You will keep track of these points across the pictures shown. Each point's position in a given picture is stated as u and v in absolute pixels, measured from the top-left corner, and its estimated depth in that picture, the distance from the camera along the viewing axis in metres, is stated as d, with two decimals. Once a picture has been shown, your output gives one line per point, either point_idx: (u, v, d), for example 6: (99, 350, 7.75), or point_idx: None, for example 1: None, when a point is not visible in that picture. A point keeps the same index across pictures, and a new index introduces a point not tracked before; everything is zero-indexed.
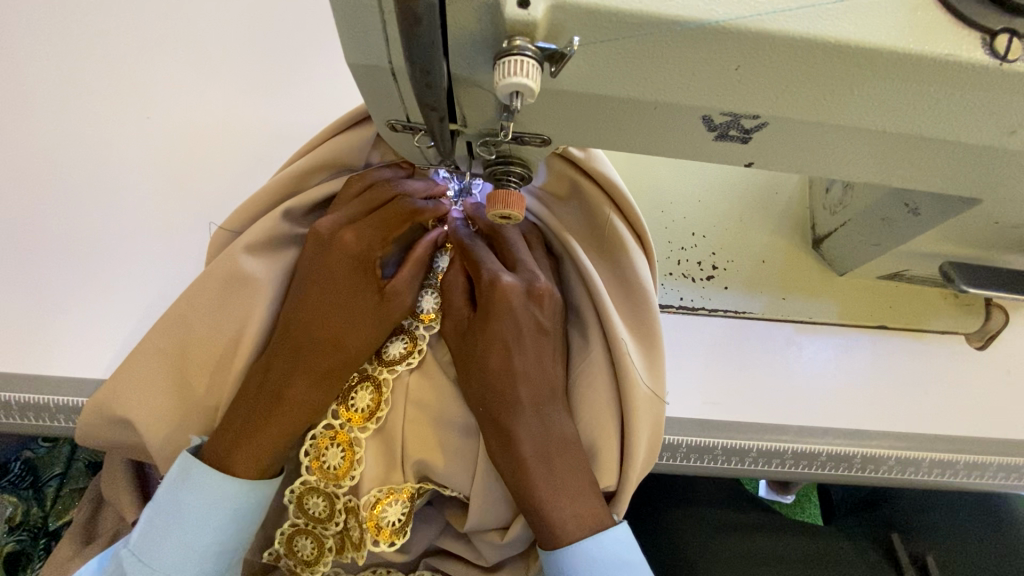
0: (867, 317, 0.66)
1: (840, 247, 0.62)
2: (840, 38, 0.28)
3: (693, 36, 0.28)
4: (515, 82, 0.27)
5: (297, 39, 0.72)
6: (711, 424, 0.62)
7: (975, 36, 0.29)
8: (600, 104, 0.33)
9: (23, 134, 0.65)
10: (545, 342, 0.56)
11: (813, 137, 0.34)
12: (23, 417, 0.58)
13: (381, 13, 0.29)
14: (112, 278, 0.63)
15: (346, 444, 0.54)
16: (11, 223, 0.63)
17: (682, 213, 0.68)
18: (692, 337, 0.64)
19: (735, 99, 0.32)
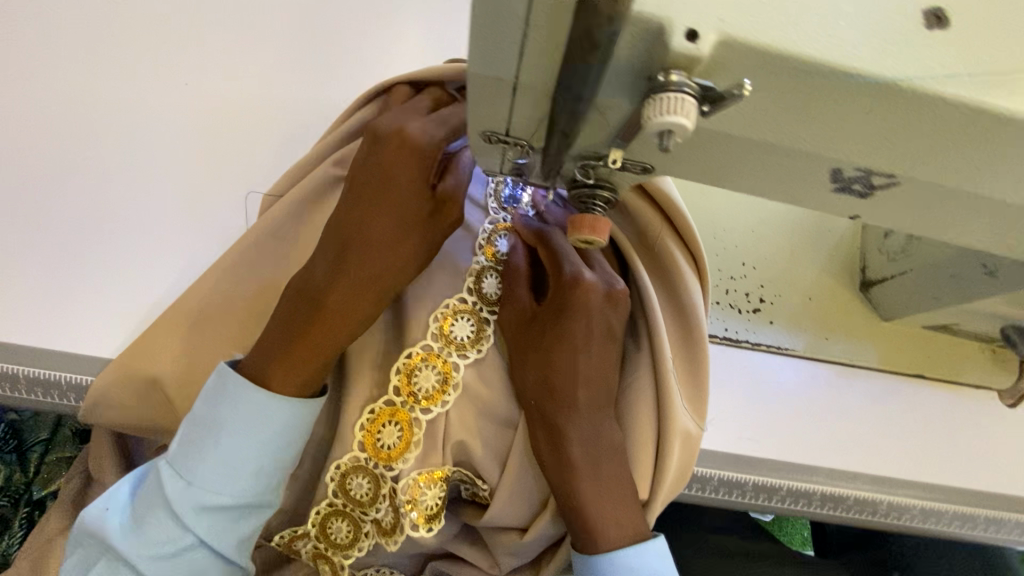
0: (905, 365, 0.66)
1: (891, 294, 0.62)
2: (1013, 111, 0.26)
3: (861, 90, 0.26)
4: (670, 121, 0.25)
5: (348, 22, 0.70)
6: (744, 459, 0.61)
7: None
8: (732, 142, 0.31)
9: (47, 85, 0.61)
10: (611, 351, 0.53)
11: (937, 201, 0.33)
12: (30, 392, 0.55)
13: (525, 26, 0.26)
14: (134, 249, 0.59)
15: (405, 425, 0.53)
16: (28, 179, 0.58)
17: (734, 242, 0.66)
18: (733, 369, 0.63)
19: (877, 157, 0.30)
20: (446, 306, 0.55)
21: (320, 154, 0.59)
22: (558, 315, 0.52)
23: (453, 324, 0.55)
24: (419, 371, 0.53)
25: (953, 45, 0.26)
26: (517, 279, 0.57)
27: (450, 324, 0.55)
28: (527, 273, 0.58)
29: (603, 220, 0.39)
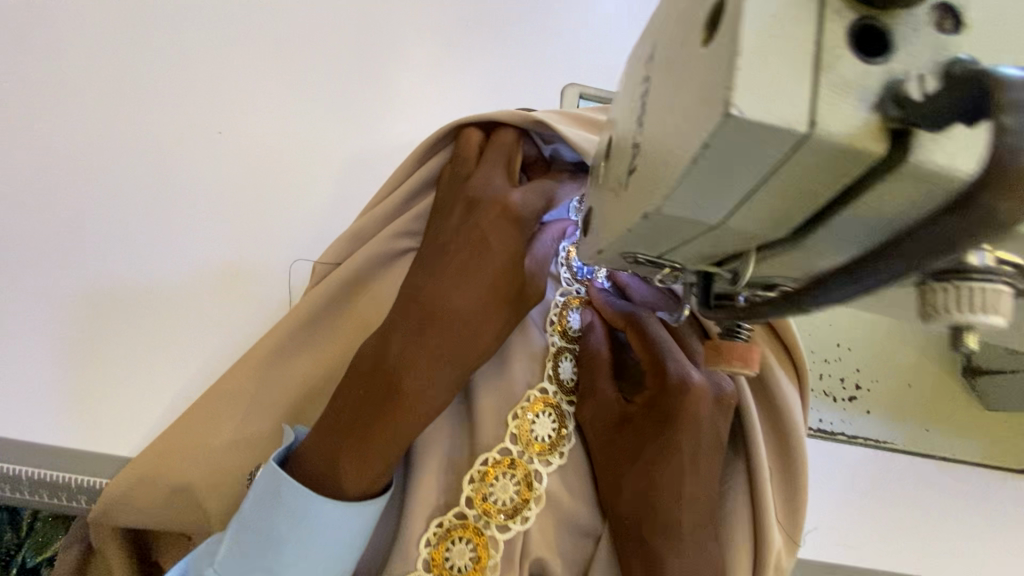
0: (1013, 461, 0.60)
1: (1003, 388, 0.56)
2: None
3: None
4: (989, 322, 0.20)
5: (400, 67, 0.64)
6: (842, 570, 0.55)
7: None
8: None
9: (68, 137, 0.55)
10: (715, 465, 0.46)
11: None
12: (38, 495, 0.48)
13: (779, 163, 0.18)
14: (164, 325, 0.54)
15: (479, 544, 0.45)
16: (48, 245, 0.53)
17: (827, 320, 0.60)
18: (827, 465, 0.57)
19: None
20: (524, 401, 0.48)
21: (375, 221, 0.52)
22: (660, 423, 0.46)
23: (532, 421, 0.48)
24: (495, 479, 0.46)
25: None
26: (597, 370, 0.50)
27: (530, 422, 0.48)
28: (609, 362, 0.50)
29: (755, 346, 0.33)
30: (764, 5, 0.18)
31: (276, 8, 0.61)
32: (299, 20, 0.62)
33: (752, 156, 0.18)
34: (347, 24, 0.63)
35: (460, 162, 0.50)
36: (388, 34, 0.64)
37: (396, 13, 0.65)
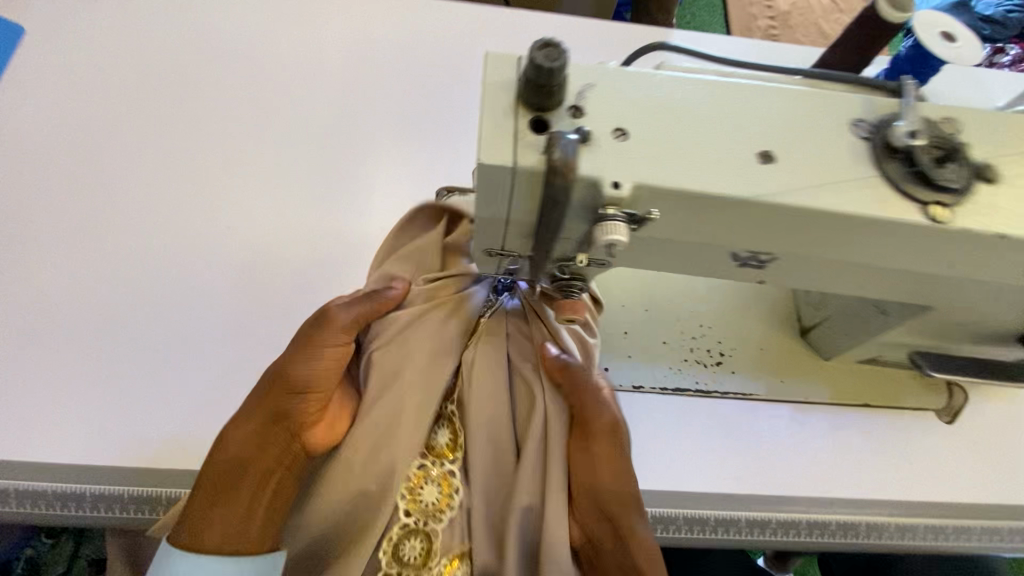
0: (854, 396, 0.78)
1: (827, 337, 0.75)
2: None
3: (962, 235, 0.42)
4: (610, 238, 0.39)
5: (352, 152, 0.84)
6: (737, 499, 0.70)
7: (950, 201, 0.42)
8: (840, 265, 0.46)
9: (113, 238, 0.75)
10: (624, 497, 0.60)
11: (972, 287, 0.48)
12: (94, 508, 0.63)
13: (509, 183, 0.39)
14: (170, 377, 0.68)
15: (442, 481, 0.59)
16: (93, 317, 0.70)
17: (689, 308, 0.79)
18: (710, 417, 0.74)
19: (977, 255, 0.44)
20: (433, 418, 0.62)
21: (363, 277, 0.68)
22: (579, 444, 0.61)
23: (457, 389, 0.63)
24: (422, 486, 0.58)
25: (988, 194, 0.43)
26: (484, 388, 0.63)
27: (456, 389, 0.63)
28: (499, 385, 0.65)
29: (581, 303, 0.53)
30: (489, 110, 0.39)
31: (260, 130, 0.84)
32: (276, 132, 0.84)
33: (495, 179, 0.39)
34: (314, 131, 0.85)
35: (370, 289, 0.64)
36: (344, 130, 0.85)
37: (350, 117, 0.86)
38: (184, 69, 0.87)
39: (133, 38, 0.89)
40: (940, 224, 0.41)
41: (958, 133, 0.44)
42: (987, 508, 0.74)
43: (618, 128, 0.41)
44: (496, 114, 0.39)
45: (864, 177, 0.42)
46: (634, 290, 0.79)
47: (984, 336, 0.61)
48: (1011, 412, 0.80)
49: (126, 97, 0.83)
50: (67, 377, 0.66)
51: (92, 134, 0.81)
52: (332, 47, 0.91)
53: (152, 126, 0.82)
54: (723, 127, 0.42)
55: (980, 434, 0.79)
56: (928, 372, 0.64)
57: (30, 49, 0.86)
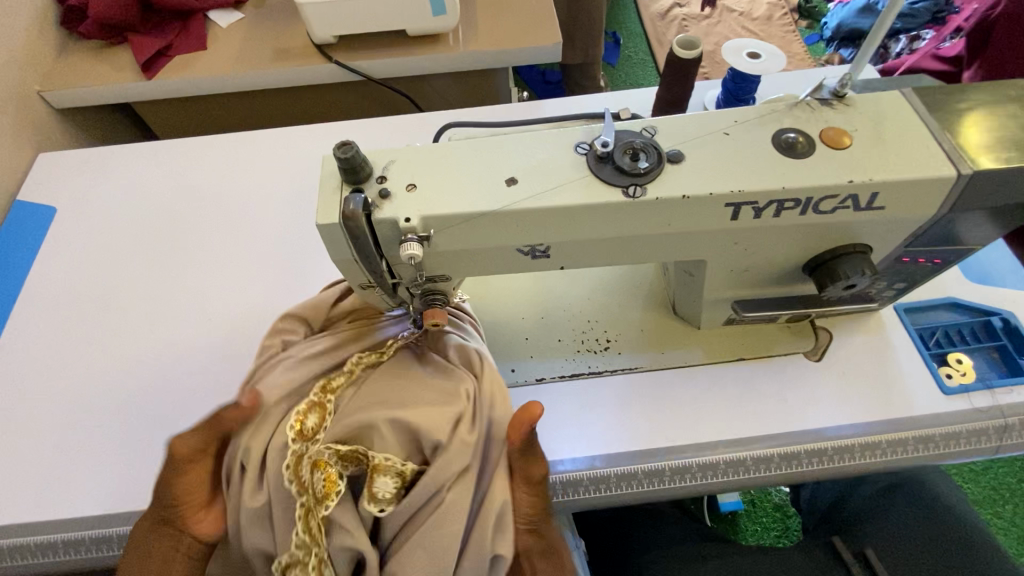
0: (729, 353, 0.91)
1: (686, 309, 0.90)
2: (726, 181, 0.60)
3: (654, 203, 0.60)
4: (409, 253, 0.58)
5: (302, 243, 1.07)
6: (630, 455, 0.83)
7: (645, 181, 0.60)
8: (592, 243, 0.65)
9: (122, 340, 0.98)
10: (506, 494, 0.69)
11: (701, 238, 0.65)
12: (89, 550, 0.80)
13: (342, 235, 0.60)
14: (162, 436, 0.88)
15: (332, 460, 0.62)
16: (109, 400, 0.92)
17: (578, 309, 0.95)
18: (603, 392, 0.89)
19: (680, 213, 0.61)
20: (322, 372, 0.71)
21: None
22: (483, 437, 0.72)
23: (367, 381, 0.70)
24: (305, 414, 0.66)
25: (676, 169, 0.61)
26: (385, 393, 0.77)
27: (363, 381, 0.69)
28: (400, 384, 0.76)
29: (439, 310, 0.68)
30: (324, 191, 0.61)
31: (231, 240, 1.09)
32: (242, 240, 1.08)
33: (333, 233, 0.60)
34: (270, 233, 1.09)
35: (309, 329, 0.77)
36: (294, 228, 1.09)
37: (297, 218, 1.11)
38: (172, 208, 1.15)
39: (135, 193, 1.18)
40: (636, 198, 0.59)
41: (651, 135, 0.63)
42: (861, 427, 0.84)
43: (410, 185, 0.61)
44: (328, 193, 0.61)
45: (579, 179, 0.61)
46: (530, 303, 0.97)
47: (777, 276, 0.76)
48: (874, 342, 0.92)
49: (133, 237, 1.11)
50: (88, 448, 0.87)
51: (107, 266, 1.08)
52: (283, 169, 1.18)
53: (153, 254, 1.09)
54: (482, 168, 0.62)
55: (850, 365, 0.90)
56: (744, 316, 0.80)
57: (62, 216, 1.16)
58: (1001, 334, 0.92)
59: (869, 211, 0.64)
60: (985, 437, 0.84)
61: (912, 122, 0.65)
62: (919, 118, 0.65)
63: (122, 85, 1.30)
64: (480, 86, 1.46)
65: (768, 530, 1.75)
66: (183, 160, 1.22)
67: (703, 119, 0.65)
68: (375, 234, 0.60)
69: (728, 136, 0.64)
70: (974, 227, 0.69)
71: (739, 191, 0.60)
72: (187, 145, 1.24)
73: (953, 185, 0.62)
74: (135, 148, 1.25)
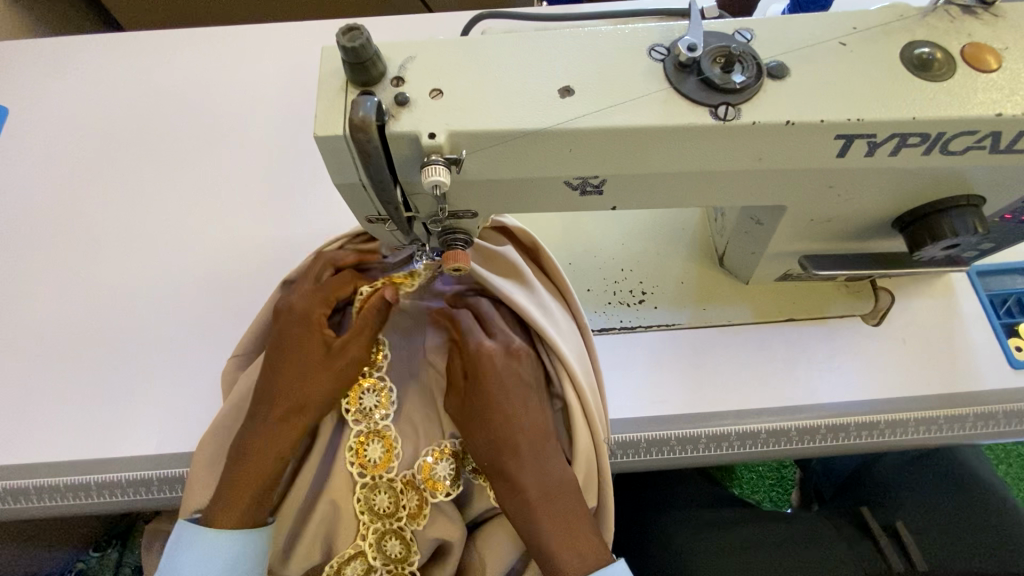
0: (778, 313, 0.81)
1: (735, 262, 0.78)
2: (844, 106, 0.47)
3: (749, 130, 0.47)
4: (433, 180, 0.46)
5: (294, 164, 0.93)
6: (663, 420, 0.75)
7: (740, 102, 0.47)
8: (659, 178, 0.52)
9: (90, 268, 0.86)
10: (535, 463, 0.61)
11: (793, 179, 0.53)
12: (64, 498, 0.72)
13: (349, 152, 0.47)
14: (141, 378, 0.78)
15: (382, 438, 0.65)
16: (78, 335, 0.81)
17: (610, 256, 0.84)
18: (635, 350, 0.79)
19: (777, 146, 0.48)
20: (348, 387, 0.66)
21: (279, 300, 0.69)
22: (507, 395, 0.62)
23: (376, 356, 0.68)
24: (368, 446, 0.65)
25: (781, 88, 0.47)
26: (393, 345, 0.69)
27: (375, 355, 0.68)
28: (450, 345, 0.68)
29: (465, 253, 0.57)
30: (325, 95, 0.47)
31: (211, 156, 0.94)
32: (224, 157, 0.94)
33: (339, 150, 0.47)
34: (257, 151, 0.94)
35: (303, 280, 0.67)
36: (284, 146, 0.94)
37: (287, 133, 0.95)
38: (144, 116, 0.98)
39: (99, 96, 1.01)
40: (728, 123, 0.46)
41: (746, 41, 0.49)
42: (919, 401, 0.76)
43: (436, 91, 0.47)
44: (330, 97, 0.47)
45: (655, 94, 0.47)
46: (557, 247, 0.85)
47: (858, 229, 0.65)
48: (940, 307, 0.82)
49: (97, 148, 0.96)
50: (58, 388, 0.78)
51: (68, 181, 0.93)
52: (270, 74, 1.01)
53: (120, 168, 0.94)
54: (530, 73, 0.48)
55: (911, 331, 0.80)
56: (812, 273, 0.69)
57: (12, 118, 1.00)
58: None
59: (1004, 154, 0.52)
60: None
61: None
62: None
63: None
64: None
65: (764, 479, 1.75)
66: (154, 59, 1.03)
67: (812, 22, 0.51)
68: (390, 154, 0.47)
69: (845, 47, 0.50)
70: None
71: (858, 119, 0.47)
72: (157, 40, 1.05)
73: None
74: (96, 41, 1.06)
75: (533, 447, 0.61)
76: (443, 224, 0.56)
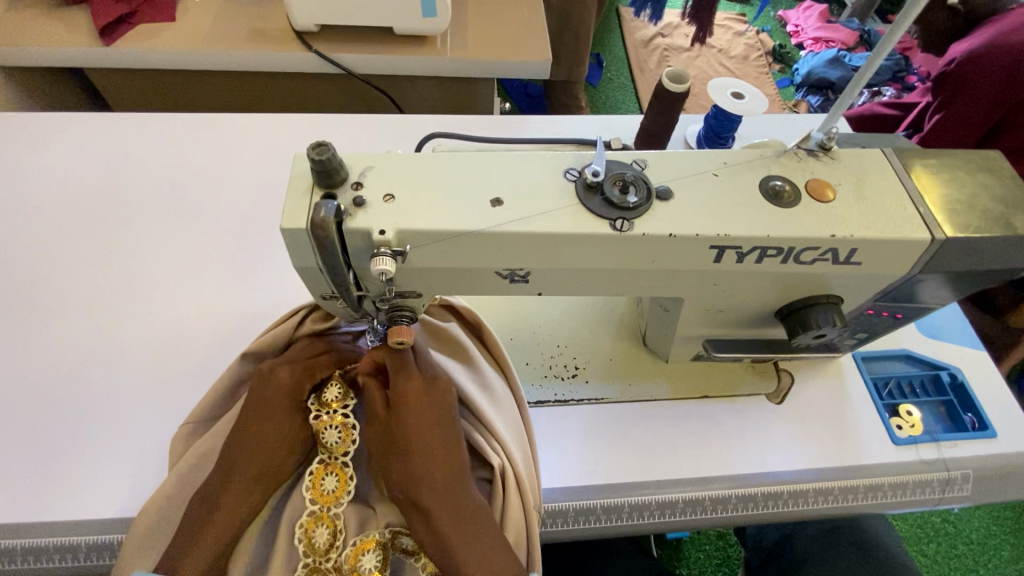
0: (694, 390, 0.90)
1: (656, 343, 0.89)
2: (714, 223, 0.59)
3: (641, 239, 0.58)
4: (380, 269, 0.54)
5: (262, 240, 1.01)
6: (590, 489, 0.81)
7: (634, 217, 0.58)
8: (574, 272, 0.62)
9: (46, 330, 0.89)
10: (452, 494, 0.63)
11: (683, 277, 0.64)
12: None
13: (310, 242, 0.55)
14: (84, 440, 0.79)
15: (330, 523, 0.65)
16: (24, 396, 0.82)
17: (547, 333, 0.93)
18: (568, 422, 0.86)
19: (667, 251, 0.60)
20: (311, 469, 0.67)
21: (238, 365, 0.74)
22: (425, 427, 0.64)
23: (325, 432, 0.67)
24: (323, 478, 0.67)
25: (666, 208, 0.60)
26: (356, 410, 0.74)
27: (322, 430, 0.67)
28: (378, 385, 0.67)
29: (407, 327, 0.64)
30: (293, 195, 0.56)
31: (182, 229, 1.01)
32: (196, 231, 1.01)
33: (301, 241, 0.55)
34: (229, 227, 1.02)
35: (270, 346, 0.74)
36: (253, 224, 1.03)
37: (258, 213, 1.04)
38: (122, 190, 1.05)
39: (80, 169, 1.08)
40: (625, 233, 0.58)
41: (641, 169, 0.62)
42: (815, 474, 0.85)
43: (387, 195, 0.57)
44: (297, 197, 0.56)
45: (567, 207, 0.58)
46: (500, 324, 0.94)
47: (750, 319, 0.76)
48: (832, 388, 0.94)
49: (71, 217, 1.01)
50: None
51: (36, 246, 0.98)
52: (247, 159, 1.11)
53: (92, 236, 0.99)
54: (466, 186, 0.59)
55: (809, 409, 0.91)
56: (715, 355, 0.79)
57: None
58: (948, 389, 0.95)
59: (845, 265, 0.65)
60: (927, 488, 0.87)
61: (891, 182, 0.66)
62: (897, 178, 0.66)
63: (74, 50, 1.19)
64: (462, 94, 1.43)
65: (710, 558, 1.77)
66: (138, 138, 1.12)
67: (693, 157, 0.65)
68: (345, 246, 0.56)
69: (717, 177, 0.63)
70: (941, 287, 0.71)
71: (725, 234, 0.59)
72: (143, 122, 1.15)
73: (926, 247, 0.63)
74: (85, 119, 1.15)
75: (453, 479, 0.64)
76: (391, 302, 0.64)
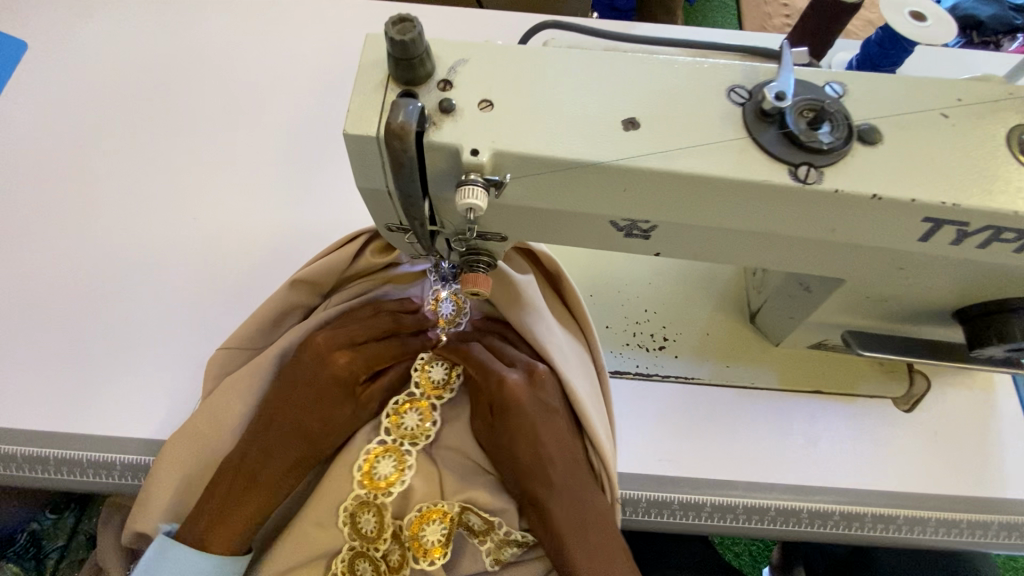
0: (803, 383, 0.75)
1: (768, 322, 0.73)
2: (940, 186, 0.42)
3: (830, 198, 0.41)
4: (467, 203, 0.40)
5: (315, 147, 0.88)
6: (667, 480, 0.70)
7: (822, 166, 0.41)
8: (718, 233, 0.46)
9: (87, 226, 0.81)
10: (565, 493, 0.56)
11: (861, 256, 0.48)
12: (17, 469, 0.67)
13: (380, 156, 0.42)
14: (124, 353, 0.73)
15: (378, 508, 0.57)
16: (64, 296, 0.76)
17: (635, 294, 0.79)
18: (649, 400, 0.74)
19: (860, 218, 0.43)
20: (365, 449, 0.58)
21: (284, 294, 0.64)
22: (526, 426, 0.58)
23: (403, 414, 0.60)
24: (378, 460, 0.58)
25: (871, 157, 0.42)
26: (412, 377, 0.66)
27: (399, 415, 0.60)
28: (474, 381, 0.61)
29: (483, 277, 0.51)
30: (363, 89, 0.42)
31: (230, 126, 0.89)
32: (245, 129, 0.89)
33: (369, 153, 0.42)
34: (280, 128, 0.89)
35: (317, 277, 0.64)
36: (306, 126, 0.89)
37: (311, 115, 0.90)
38: (169, 74, 0.93)
39: (125, 46, 0.96)
40: (809, 185, 0.41)
41: (836, 97, 0.44)
42: (940, 501, 0.70)
43: (484, 101, 0.42)
44: (368, 93, 0.42)
45: (729, 141, 0.42)
46: (579, 277, 0.80)
47: (915, 313, 0.59)
48: (975, 402, 0.76)
49: (115, 100, 0.91)
50: (34, 349, 0.73)
51: (77, 130, 0.88)
52: (304, 49, 0.96)
53: (134, 124, 0.89)
54: (593, 99, 0.43)
55: (943, 422, 0.75)
56: (855, 351, 0.63)
57: (32, 56, 0.94)
58: None
59: None
60: None
61: None
62: None
63: None
64: None
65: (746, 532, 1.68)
66: (187, 15, 0.98)
67: (910, 86, 0.46)
68: (423, 166, 0.42)
69: (947, 120, 0.44)
70: None
71: (954, 203, 0.41)
72: None
73: None
74: None
75: (563, 480, 0.57)
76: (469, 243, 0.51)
